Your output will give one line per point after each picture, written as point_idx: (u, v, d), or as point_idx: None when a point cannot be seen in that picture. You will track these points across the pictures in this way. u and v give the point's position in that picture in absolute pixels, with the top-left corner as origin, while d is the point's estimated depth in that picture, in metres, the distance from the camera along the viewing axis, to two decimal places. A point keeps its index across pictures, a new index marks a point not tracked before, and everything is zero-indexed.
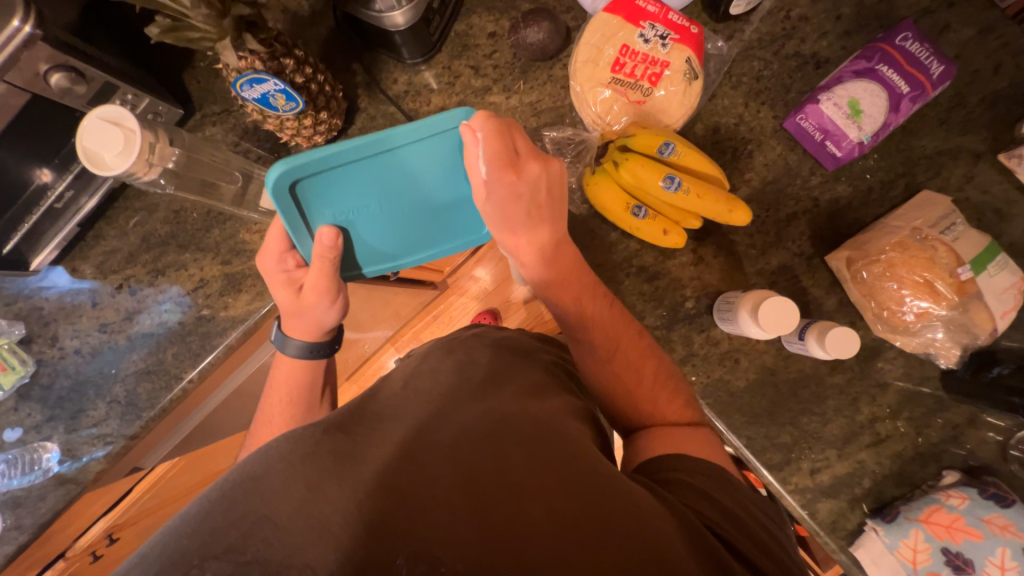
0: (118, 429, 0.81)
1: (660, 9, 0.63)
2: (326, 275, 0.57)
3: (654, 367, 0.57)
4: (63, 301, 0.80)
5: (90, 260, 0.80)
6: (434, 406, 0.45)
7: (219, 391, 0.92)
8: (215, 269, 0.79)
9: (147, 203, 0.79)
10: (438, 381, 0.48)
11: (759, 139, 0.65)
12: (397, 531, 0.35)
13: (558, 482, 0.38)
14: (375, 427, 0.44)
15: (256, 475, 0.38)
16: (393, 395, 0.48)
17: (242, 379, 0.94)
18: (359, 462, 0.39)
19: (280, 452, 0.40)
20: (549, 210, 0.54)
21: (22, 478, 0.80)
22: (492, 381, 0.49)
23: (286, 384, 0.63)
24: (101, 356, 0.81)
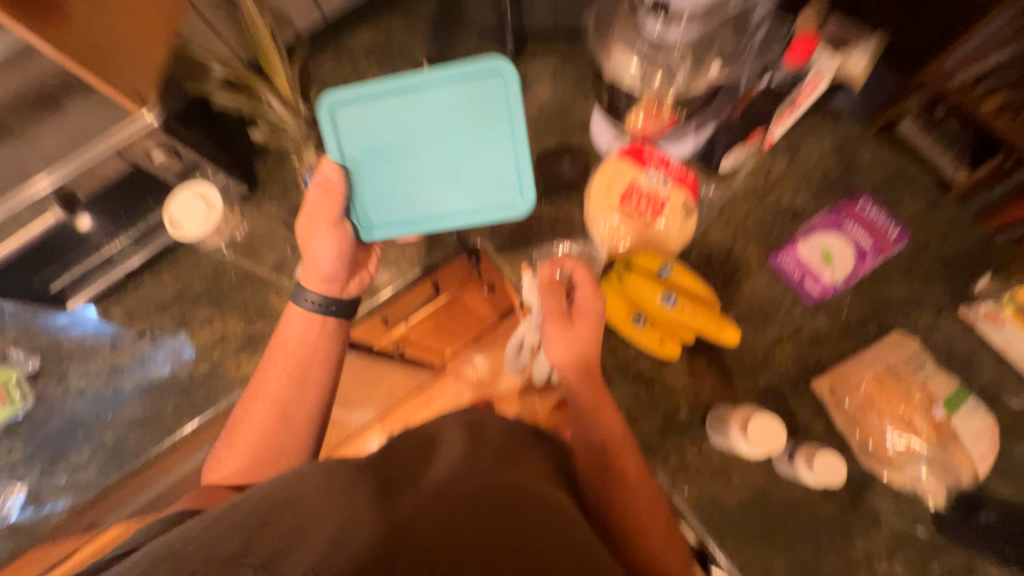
0: (94, 477, 0.78)
1: (663, 156, 0.74)
2: (325, 208, 0.66)
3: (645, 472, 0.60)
4: (85, 341, 0.84)
5: (123, 305, 0.85)
6: (455, 461, 0.47)
7: (204, 450, 0.90)
8: (238, 326, 0.84)
9: (192, 260, 0.87)
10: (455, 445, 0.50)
11: (746, 269, 0.74)
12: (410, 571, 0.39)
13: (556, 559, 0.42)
14: (404, 470, 0.47)
15: (293, 497, 0.43)
16: (415, 445, 0.51)
17: None
18: (386, 503, 0.43)
19: (317, 479, 0.45)
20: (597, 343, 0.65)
21: None
22: (508, 452, 0.50)
23: (288, 353, 0.68)
24: (102, 400, 0.82)
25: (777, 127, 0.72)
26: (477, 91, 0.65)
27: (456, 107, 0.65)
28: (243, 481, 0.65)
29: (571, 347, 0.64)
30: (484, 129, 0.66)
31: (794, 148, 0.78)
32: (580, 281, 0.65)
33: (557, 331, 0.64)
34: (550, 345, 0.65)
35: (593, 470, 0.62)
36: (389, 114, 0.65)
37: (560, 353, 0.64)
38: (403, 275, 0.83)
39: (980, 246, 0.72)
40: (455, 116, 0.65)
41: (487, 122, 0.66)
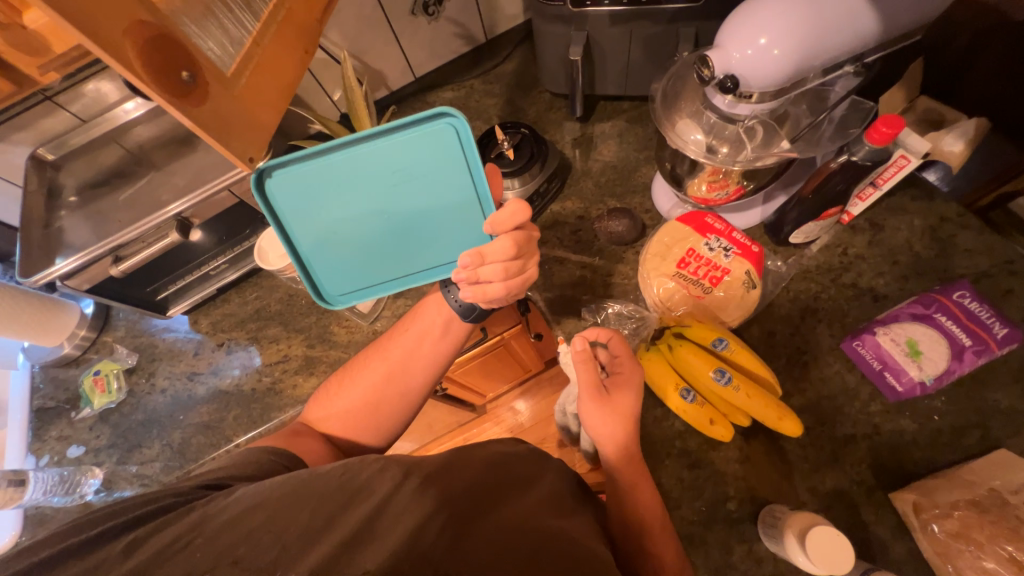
0: (159, 472, 0.86)
1: (726, 227, 0.73)
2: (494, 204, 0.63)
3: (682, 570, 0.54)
4: (175, 345, 0.95)
5: (209, 317, 0.96)
6: (515, 500, 0.48)
7: None
8: (300, 348, 0.90)
9: (272, 283, 0.96)
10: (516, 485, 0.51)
11: (815, 353, 0.68)
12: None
13: None
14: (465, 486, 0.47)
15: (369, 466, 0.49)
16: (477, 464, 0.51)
17: None
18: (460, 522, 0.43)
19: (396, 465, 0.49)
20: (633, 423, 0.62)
21: (60, 499, 0.83)
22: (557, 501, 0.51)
23: (402, 351, 0.66)
24: (178, 401, 0.91)
25: (857, 203, 0.68)
26: (432, 140, 0.55)
27: (391, 160, 0.56)
28: (325, 430, 0.65)
29: (606, 425, 0.61)
30: (425, 184, 0.58)
31: (877, 226, 0.73)
32: (615, 349, 0.64)
33: (594, 406, 0.61)
34: (589, 422, 0.62)
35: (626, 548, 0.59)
36: (344, 208, 0.59)
37: (598, 428, 0.61)
38: None
39: None
40: (390, 165, 0.56)
41: (439, 178, 0.57)
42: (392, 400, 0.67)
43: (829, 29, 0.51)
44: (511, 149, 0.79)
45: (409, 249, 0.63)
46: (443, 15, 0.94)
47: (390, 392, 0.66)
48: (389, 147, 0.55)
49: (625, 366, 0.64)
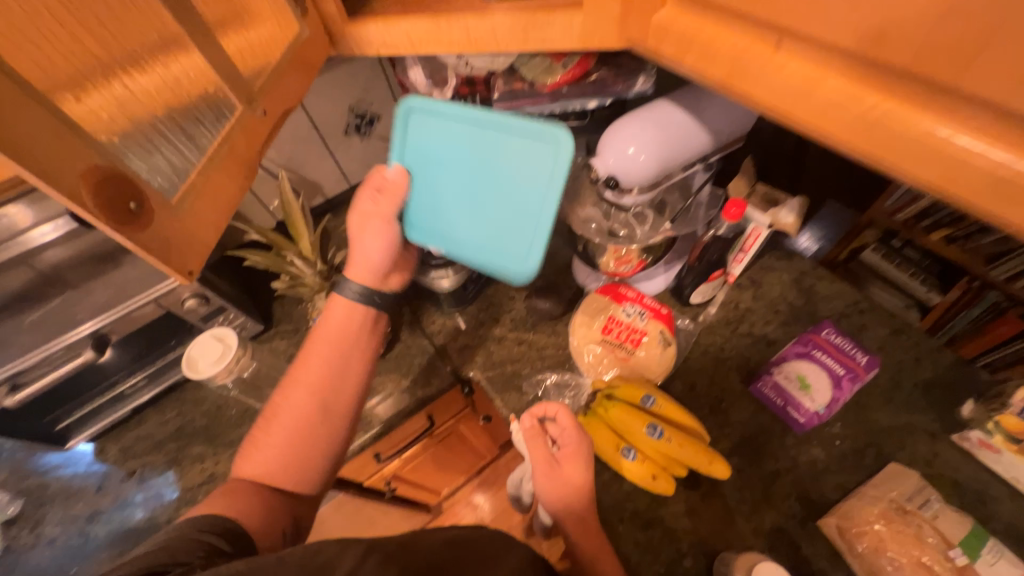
0: None
1: (637, 294, 0.82)
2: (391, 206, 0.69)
3: None
4: (73, 482, 0.83)
5: (120, 444, 0.87)
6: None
7: None
8: (229, 464, 0.83)
9: (198, 396, 0.91)
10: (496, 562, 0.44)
11: (731, 398, 0.76)
12: None
13: None
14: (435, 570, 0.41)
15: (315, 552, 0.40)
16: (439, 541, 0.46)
17: None
18: None
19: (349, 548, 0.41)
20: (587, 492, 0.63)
21: None
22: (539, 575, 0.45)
23: (321, 371, 0.65)
24: (70, 551, 0.78)
25: (735, 264, 0.82)
26: (540, 143, 0.61)
27: (467, 154, 0.66)
28: (266, 482, 0.59)
29: (561, 496, 0.62)
30: (489, 179, 0.66)
31: (756, 283, 0.87)
32: (563, 424, 0.65)
33: (545, 479, 0.64)
34: (544, 495, 0.64)
35: None
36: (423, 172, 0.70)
37: (553, 500, 0.63)
38: (400, 407, 0.85)
39: (953, 370, 0.74)
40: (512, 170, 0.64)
41: (496, 168, 0.65)
42: (318, 431, 0.62)
43: (679, 140, 0.67)
44: None
45: (463, 224, 0.70)
46: (374, 134, 1.07)
47: (316, 421, 0.63)
48: (505, 138, 0.64)
49: (574, 436, 0.64)
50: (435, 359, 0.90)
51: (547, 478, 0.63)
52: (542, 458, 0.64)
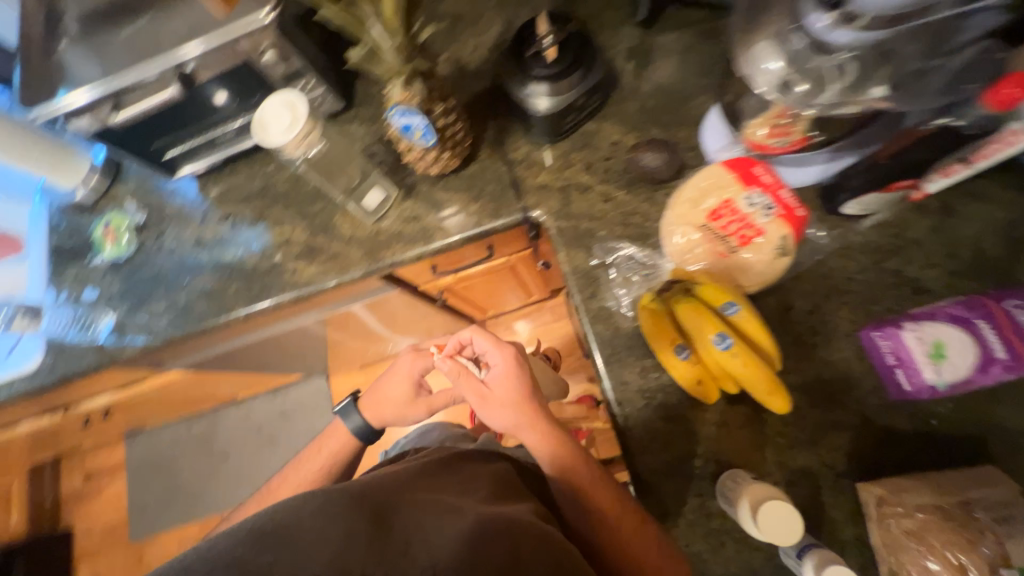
0: (163, 326, 0.90)
1: (774, 182, 0.65)
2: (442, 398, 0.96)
3: (627, 499, 0.65)
4: (173, 206, 0.95)
5: (217, 185, 0.94)
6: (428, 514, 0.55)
7: (252, 333, 1.07)
8: (302, 234, 0.87)
9: (282, 161, 0.91)
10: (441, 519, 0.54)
11: (830, 335, 0.64)
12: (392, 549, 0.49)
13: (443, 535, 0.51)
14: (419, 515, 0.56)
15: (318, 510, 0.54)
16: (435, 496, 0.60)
17: (270, 332, 1.07)
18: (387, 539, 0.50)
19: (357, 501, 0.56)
20: (530, 402, 0.73)
21: (78, 334, 0.92)
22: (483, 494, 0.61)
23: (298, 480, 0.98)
24: (183, 264, 0.92)
25: (937, 180, 0.60)
26: None
27: None
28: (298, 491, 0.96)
29: (507, 414, 0.72)
30: None
31: (947, 213, 0.64)
32: (481, 343, 0.80)
33: (483, 405, 0.73)
34: (491, 423, 0.74)
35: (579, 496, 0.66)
36: None
37: (498, 419, 0.72)
38: (462, 231, 0.81)
39: None
40: None
41: None
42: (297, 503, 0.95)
43: None
44: (552, 47, 0.69)
45: None
46: None
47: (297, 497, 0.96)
48: None
49: (495, 349, 0.78)
50: (510, 191, 0.81)
51: (489, 403, 0.73)
52: (480, 390, 0.74)
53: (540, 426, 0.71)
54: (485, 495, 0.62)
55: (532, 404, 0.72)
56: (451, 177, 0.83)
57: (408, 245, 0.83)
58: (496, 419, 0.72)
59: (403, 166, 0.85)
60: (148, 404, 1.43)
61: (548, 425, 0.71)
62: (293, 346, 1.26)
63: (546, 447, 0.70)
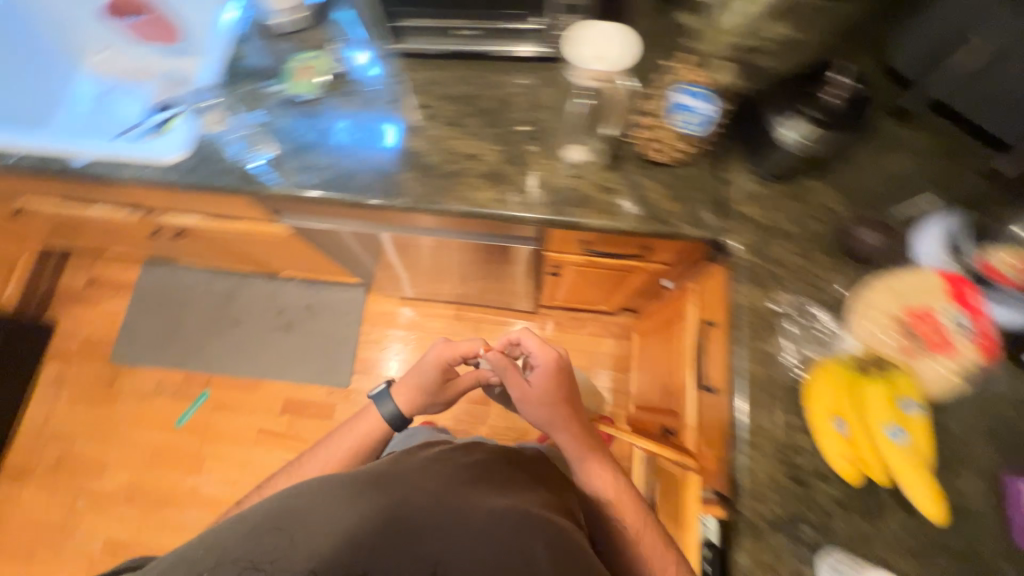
0: (321, 182, 0.87)
1: (981, 311, 0.67)
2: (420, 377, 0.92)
3: (647, 521, 0.78)
4: (372, 74, 0.93)
5: (423, 72, 0.92)
6: (425, 481, 0.64)
7: (374, 225, 1.05)
8: (494, 156, 0.86)
9: (498, 79, 0.91)
10: (435, 479, 0.64)
11: (971, 465, 0.67)
12: (410, 524, 0.57)
13: (424, 488, 0.62)
14: (399, 486, 0.62)
15: (295, 506, 0.58)
16: (423, 460, 0.70)
17: (392, 232, 1.05)
18: (384, 493, 0.60)
19: (330, 482, 0.61)
20: (569, 406, 0.84)
21: (240, 152, 0.89)
22: (480, 475, 0.68)
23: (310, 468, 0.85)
24: (362, 132, 0.89)
25: None
26: None
27: None
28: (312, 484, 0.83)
29: (549, 414, 0.84)
30: None
31: None
32: (529, 345, 0.85)
33: (523, 399, 0.85)
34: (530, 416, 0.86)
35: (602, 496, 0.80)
36: None
37: (541, 413, 0.84)
38: (652, 222, 0.81)
39: None
40: None
41: None
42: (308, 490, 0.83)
43: None
44: (835, 97, 0.70)
45: None
46: None
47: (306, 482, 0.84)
48: None
49: (542, 349, 0.84)
50: (712, 207, 0.81)
51: (532, 401, 0.84)
52: (522, 386, 0.84)
53: (573, 433, 0.84)
54: (499, 482, 0.69)
55: (575, 408, 0.85)
56: (659, 169, 0.83)
57: (594, 211, 0.82)
58: (540, 415, 0.85)
59: (617, 138, 0.85)
60: (212, 244, 1.39)
61: (580, 433, 0.84)
62: (387, 253, 1.24)
63: (574, 451, 0.84)
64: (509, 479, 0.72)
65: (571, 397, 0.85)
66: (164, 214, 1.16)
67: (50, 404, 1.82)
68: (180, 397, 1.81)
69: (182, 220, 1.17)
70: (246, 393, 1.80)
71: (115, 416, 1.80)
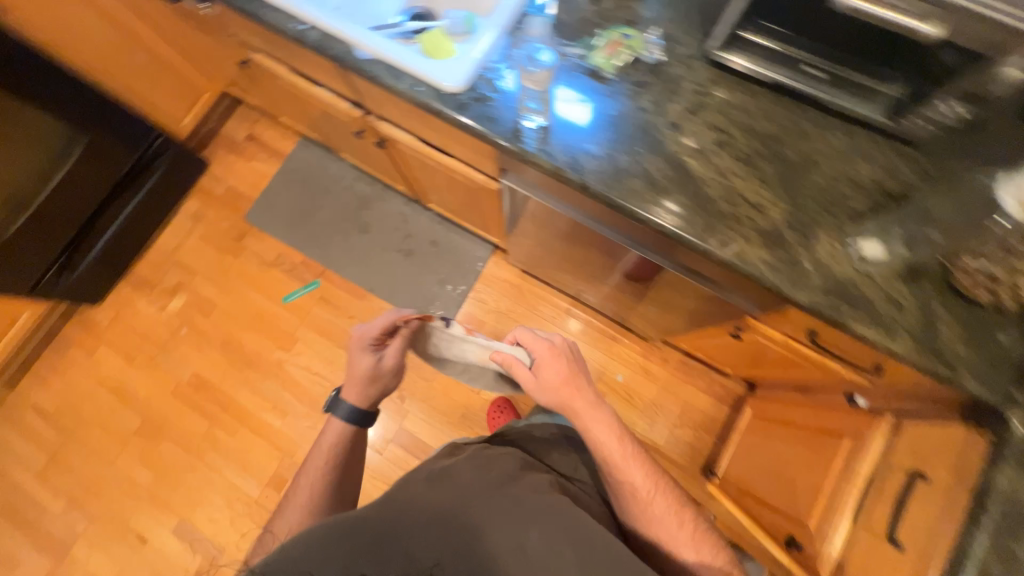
0: (588, 168, 0.80)
1: None
2: (398, 351, 0.98)
3: (678, 506, 0.89)
4: (677, 72, 0.84)
5: (734, 91, 0.83)
6: (428, 486, 0.79)
7: (589, 220, 0.98)
8: (780, 215, 0.77)
9: (813, 131, 0.81)
10: (420, 488, 0.79)
11: None
12: (403, 515, 0.72)
13: (434, 534, 0.70)
14: (406, 501, 0.75)
15: (297, 551, 0.66)
16: (422, 485, 0.80)
17: (602, 234, 0.99)
18: (351, 545, 0.67)
19: (335, 521, 0.70)
20: (580, 380, 0.92)
21: (523, 105, 0.83)
22: (479, 471, 0.84)
23: (328, 470, 0.94)
24: (647, 132, 0.82)
25: None
26: None
27: None
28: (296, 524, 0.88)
29: (557, 399, 0.90)
30: None
31: None
32: (523, 339, 0.95)
33: (530, 388, 0.92)
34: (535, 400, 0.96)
35: (614, 467, 0.88)
36: None
37: (546, 399, 0.91)
38: (929, 358, 0.72)
39: None
40: None
41: None
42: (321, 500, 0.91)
43: None
44: None
45: None
46: None
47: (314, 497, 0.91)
48: None
49: (538, 341, 0.93)
50: (1000, 369, 0.72)
51: (539, 391, 0.91)
52: (528, 381, 0.91)
53: (582, 403, 0.90)
54: (494, 483, 0.81)
55: (583, 384, 0.91)
56: (955, 303, 0.74)
57: (867, 319, 0.74)
58: (544, 402, 0.93)
59: (923, 250, 0.75)
60: (395, 160, 1.38)
61: (589, 403, 0.90)
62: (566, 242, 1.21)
63: (585, 424, 0.90)
64: (519, 499, 0.78)
65: (574, 370, 0.92)
66: (382, 123, 1.15)
67: (184, 234, 1.95)
68: (293, 276, 1.89)
69: (394, 133, 1.14)
70: (350, 297, 1.86)
71: (234, 268, 1.91)
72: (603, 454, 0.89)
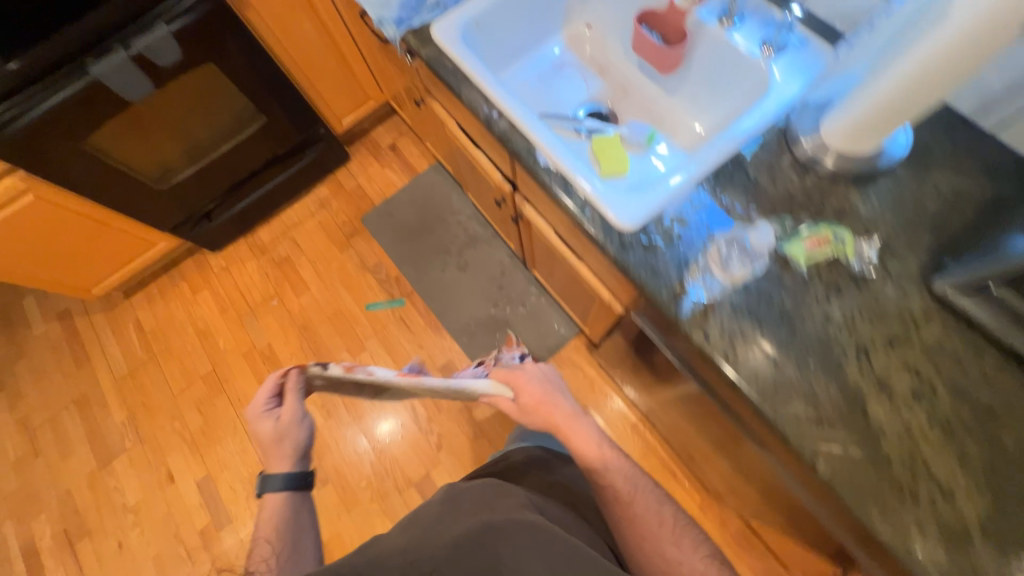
0: (743, 362, 0.71)
1: None
2: (291, 407, 0.92)
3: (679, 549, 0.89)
4: (886, 289, 0.72)
5: (955, 335, 0.69)
6: (414, 523, 0.85)
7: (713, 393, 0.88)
8: (975, 511, 0.62)
9: None
10: (406, 530, 0.83)
11: None
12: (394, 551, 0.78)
13: (424, 552, 0.76)
14: (394, 542, 0.80)
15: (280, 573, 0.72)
16: (408, 525, 0.85)
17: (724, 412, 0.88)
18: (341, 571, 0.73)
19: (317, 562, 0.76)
20: (564, 399, 1.03)
21: (693, 271, 0.76)
22: (455, 505, 0.89)
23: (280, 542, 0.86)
24: (827, 345, 0.70)
25: None
26: None
27: None
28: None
29: (546, 418, 1.01)
30: None
31: None
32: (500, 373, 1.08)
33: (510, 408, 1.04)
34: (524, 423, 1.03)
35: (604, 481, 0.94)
36: None
37: (537, 420, 1.02)
38: None
39: None
40: None
41: None
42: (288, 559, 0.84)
43: None
44: None
45: None
46: None
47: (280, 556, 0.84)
48: None
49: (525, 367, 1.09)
50: None
51: (524, 413, 1.03)
52: (512, 405, 1.03)
53: (571, 417, 1.01)
54: (472, 507, 0.86)
55: (565, 404, 1.02)
56: None
57: None
58: (535, 421, 1.02)
59: None
60: (522, 232, 1.36)
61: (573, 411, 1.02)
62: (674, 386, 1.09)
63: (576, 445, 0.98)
64: (498, 519, 0.82)
65: (552, 390, 1.04)
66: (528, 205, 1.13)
67: (307, 215, 2.09)
68: (384, 287, 1.95)
69: (536, 220, 1.12)
70: (429, 327, 1.87)
71: (337, 261, 2.01)
72: (598, 461, 0.96)
